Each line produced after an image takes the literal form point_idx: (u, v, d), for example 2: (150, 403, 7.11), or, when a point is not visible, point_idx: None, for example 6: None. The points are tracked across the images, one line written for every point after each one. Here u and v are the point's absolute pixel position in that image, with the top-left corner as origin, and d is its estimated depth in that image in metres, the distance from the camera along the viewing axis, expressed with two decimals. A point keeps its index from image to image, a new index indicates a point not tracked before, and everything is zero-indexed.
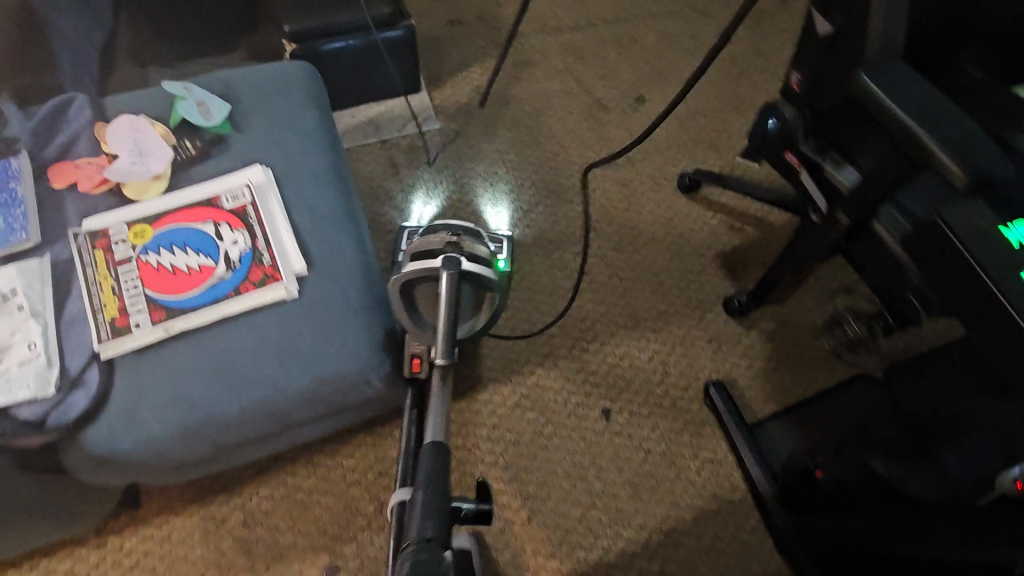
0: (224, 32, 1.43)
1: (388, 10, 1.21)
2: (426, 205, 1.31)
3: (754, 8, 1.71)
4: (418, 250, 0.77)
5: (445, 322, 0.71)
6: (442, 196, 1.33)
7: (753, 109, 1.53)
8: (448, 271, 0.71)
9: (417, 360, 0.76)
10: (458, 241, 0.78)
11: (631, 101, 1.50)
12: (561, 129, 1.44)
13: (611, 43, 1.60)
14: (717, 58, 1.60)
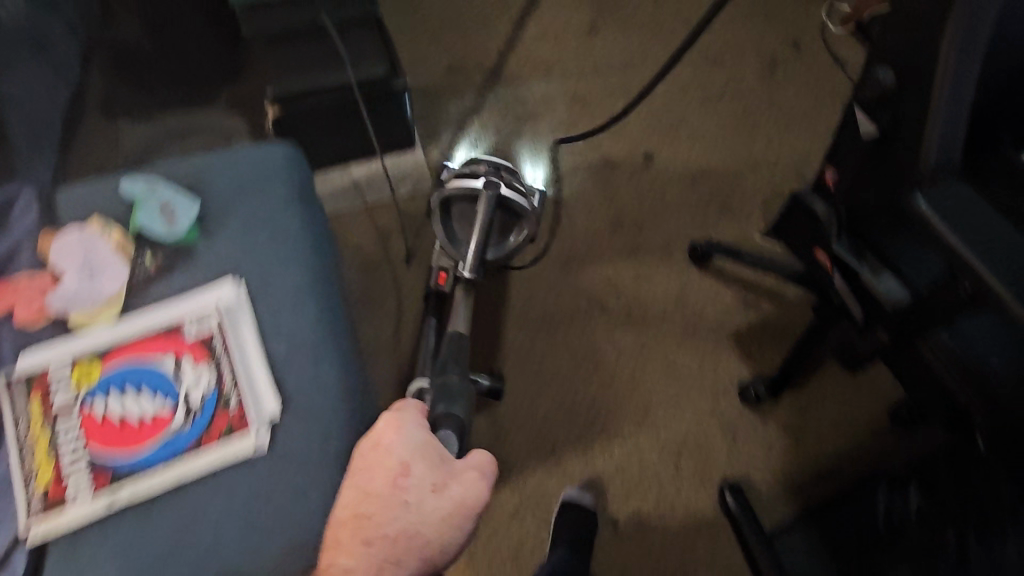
0: (205, 84, 1.33)
1: (381, 71, 1.12)
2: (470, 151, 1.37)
3: (768, 55, 1.63)
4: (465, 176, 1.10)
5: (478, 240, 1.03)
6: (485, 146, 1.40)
7: (768, 168, 1.44)
8: (487, 196, 1.04)
9: (444, 273, 1.08)
10: (498, 172, 1.11)
11: (640, 159, 1.41)
12: (565, 188, 1.35)
13: (618, 92, 1.51)
14: (728, 111, 1.52)
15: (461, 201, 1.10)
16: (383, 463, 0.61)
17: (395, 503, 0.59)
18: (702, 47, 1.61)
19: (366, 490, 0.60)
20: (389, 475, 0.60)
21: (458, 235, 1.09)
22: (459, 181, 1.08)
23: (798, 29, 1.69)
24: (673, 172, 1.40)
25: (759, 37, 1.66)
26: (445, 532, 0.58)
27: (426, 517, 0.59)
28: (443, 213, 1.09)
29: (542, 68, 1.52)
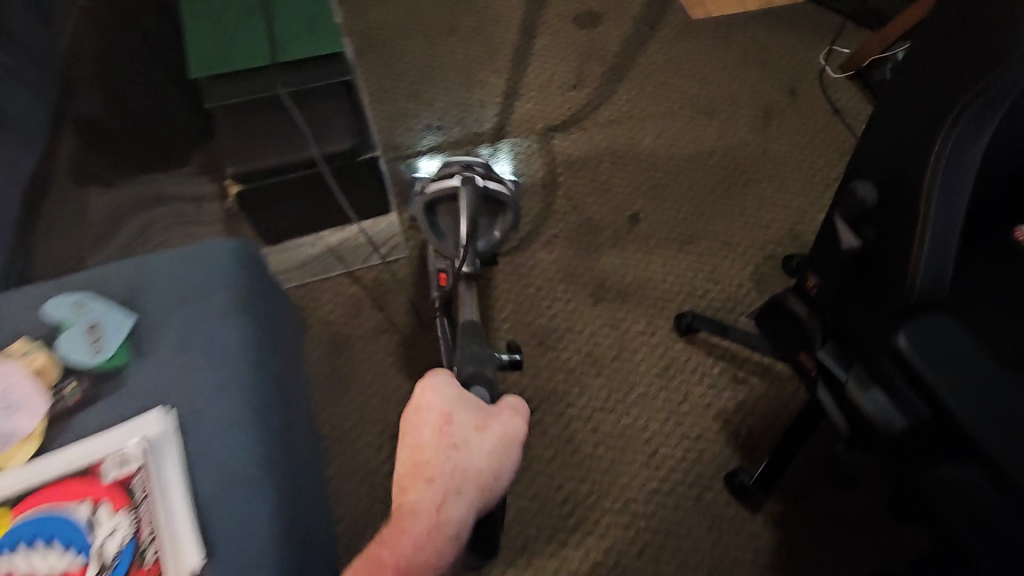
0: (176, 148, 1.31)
1: (349, 144, 1.08)
2: (434, 158, 1.40)
3: (762, 106, 1.57)
4: (440, 176, 1.06)
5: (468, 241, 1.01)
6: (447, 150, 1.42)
7: (762, 227, 1.38)
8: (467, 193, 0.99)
9: (444, 276, 1.06)
10: (472, 168, 1.07)
11: (625, 219, 1.35)
12: (545, 254, 1.29)
13: (604, 147, 1.46)
14: (720, 168, 1.45)
15: (446, 209, 1.08)
16: (428, 418, 0.67)
17: (446, 448, 0.65)
18: (692, 99, 1.55)
19: (418, 443, 0.66)
20: (435, 426, 0.66)
21: (448, 239, 1.08)
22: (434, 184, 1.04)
23: (793, 77, 1.63)
24: (659, 234, 1.34)
25: (752, 87, 1.60)
26: (496, 464, 0.65)
27: (475, 454, 0.65)
28: (430, 223, 1.07)
29: (525, 123, 1.47)
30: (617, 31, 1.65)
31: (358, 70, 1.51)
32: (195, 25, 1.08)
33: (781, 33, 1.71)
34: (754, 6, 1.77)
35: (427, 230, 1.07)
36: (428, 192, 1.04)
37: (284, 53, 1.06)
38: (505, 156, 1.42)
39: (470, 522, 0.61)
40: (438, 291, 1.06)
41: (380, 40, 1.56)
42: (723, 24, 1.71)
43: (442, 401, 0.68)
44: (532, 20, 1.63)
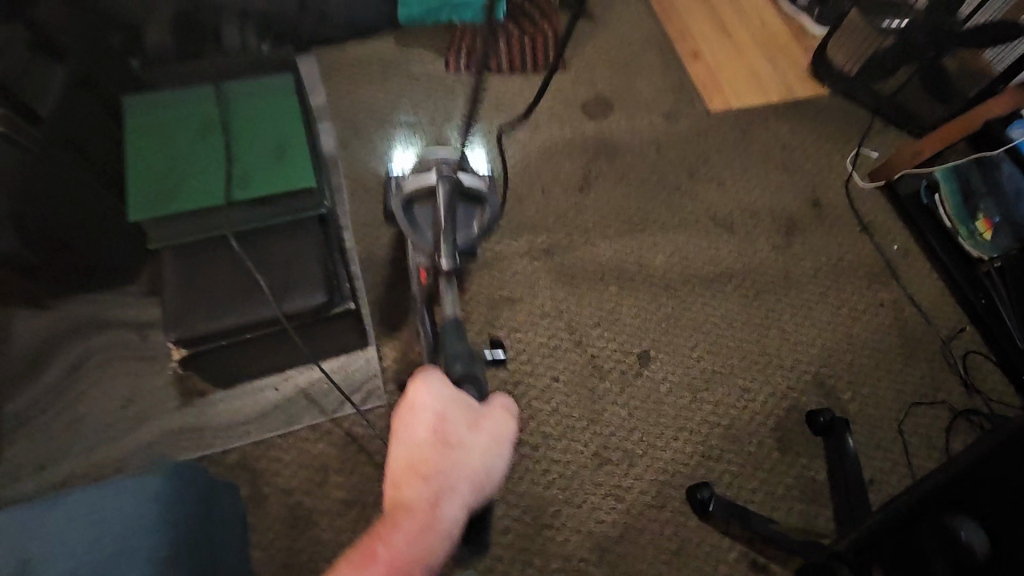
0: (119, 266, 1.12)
1: (322, 299, 0.91)
2: (406, 148, 1.35)
3: (786, 219, 1.42)
4: (417, 166, 0.94)
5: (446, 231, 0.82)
6: (420, 141, 1.38)
7: (783, 372, 1.24)
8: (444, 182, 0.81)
9: (422, 272, 0.94)
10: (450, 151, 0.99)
11: (633, 360, 1.21)
12: (544, 404, 1.15)
13: (611, 268, 1.30)
14: (741, 297, 1.31)
15: (419, 198, 0.89)
16: (422, 416, 0.60)
17: (440, 445, 0.59)
18: (710, 210, 1.40)
19: (410, 442, 0.59)
20: (428, 424, 0.60)
21: (424, 229, 0.87)
22: (415, 177, 0.90)
23: (819, 185, 1.49)
24: (671, 379, 1.20)
25: (776, 195, 1.45)
26: (490, 461, 0.60)
27: (470, 454, 0.59)
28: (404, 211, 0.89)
29: (524, 235, 1.31)
30: (629, 124, 1.49)
31: (340, 163, 1.33)
32: (135, 147, 0.91)
33: (806, 131, 1.57)
34: (777, 97, 1.62)
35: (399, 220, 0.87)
36: (402, 187, 0.88)
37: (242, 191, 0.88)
38: (478, 142, 1.40)
39: (462, 520, 0.56)
40: (420, 289, 0.95)
41: (364, 126, 1.38)
42: (744, 118, 1.56)
43: (435, 396, 0.61)
44: (536, 110, 1.48)
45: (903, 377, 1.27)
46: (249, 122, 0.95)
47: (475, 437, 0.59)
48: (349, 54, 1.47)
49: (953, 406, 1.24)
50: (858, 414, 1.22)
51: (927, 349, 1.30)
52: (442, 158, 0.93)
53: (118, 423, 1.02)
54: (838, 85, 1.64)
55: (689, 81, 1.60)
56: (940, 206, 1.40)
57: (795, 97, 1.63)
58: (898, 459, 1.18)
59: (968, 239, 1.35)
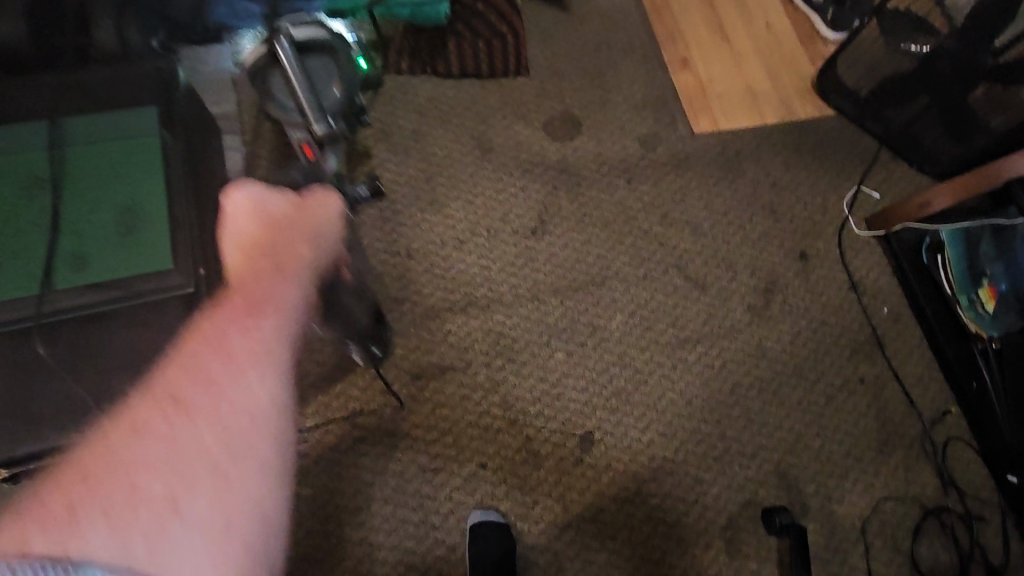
0: None
1: None
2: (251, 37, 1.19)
3: (766, 271, 1.25)
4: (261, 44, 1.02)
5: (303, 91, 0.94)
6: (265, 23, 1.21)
7: (743, 459, 1.10)
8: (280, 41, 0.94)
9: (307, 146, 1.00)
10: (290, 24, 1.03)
11: (574, 444, 1.06)
12: (468, 495, 1.00)
13: (560, 330, 1.13)
14: (704, 366, 1.16)
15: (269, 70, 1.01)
16: (240, 214, 0.57)
17: (272, 228, 0.58)
18: (681, 259, 1.23)
19: (242, 238, 0.56)
20: (255, 216, 0.58)
21: (286, 104, 1.01)
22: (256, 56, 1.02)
23: (808, 233, 1.30)
24: (616, 467, 1.06)
25: (759, 242, 1.27)
26: (327, 226, 0.62)
27: (309, 221, 0.61)
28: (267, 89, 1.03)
29: (461, 287, 1.13)
30: (598, 148, 1.28)
31: None
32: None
33: (801, 164, 1.37)
34: (774, 120, 1.40)
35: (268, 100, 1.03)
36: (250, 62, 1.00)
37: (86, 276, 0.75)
38: None
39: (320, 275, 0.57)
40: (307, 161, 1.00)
41: (278, 142, 1.16)
42: (732, 146, 1.35)
43: (246, 194, 0.58)
44: (488, 127, 1.25)
45: (875, 467, 1.14)
46: (97, 184, 0.80)
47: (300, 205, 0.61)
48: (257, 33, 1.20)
49: (926, 502, 1.13)
50: (820, 510, 1.10)
51: (905, 434, 1.17)
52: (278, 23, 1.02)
53: None
54: (847, 105, 1.40)
55: (674, 95, 1.37)
56: (941, 269, 1.23)
57: (794, 119, 1.41)
58: (857, 563, 1.08)
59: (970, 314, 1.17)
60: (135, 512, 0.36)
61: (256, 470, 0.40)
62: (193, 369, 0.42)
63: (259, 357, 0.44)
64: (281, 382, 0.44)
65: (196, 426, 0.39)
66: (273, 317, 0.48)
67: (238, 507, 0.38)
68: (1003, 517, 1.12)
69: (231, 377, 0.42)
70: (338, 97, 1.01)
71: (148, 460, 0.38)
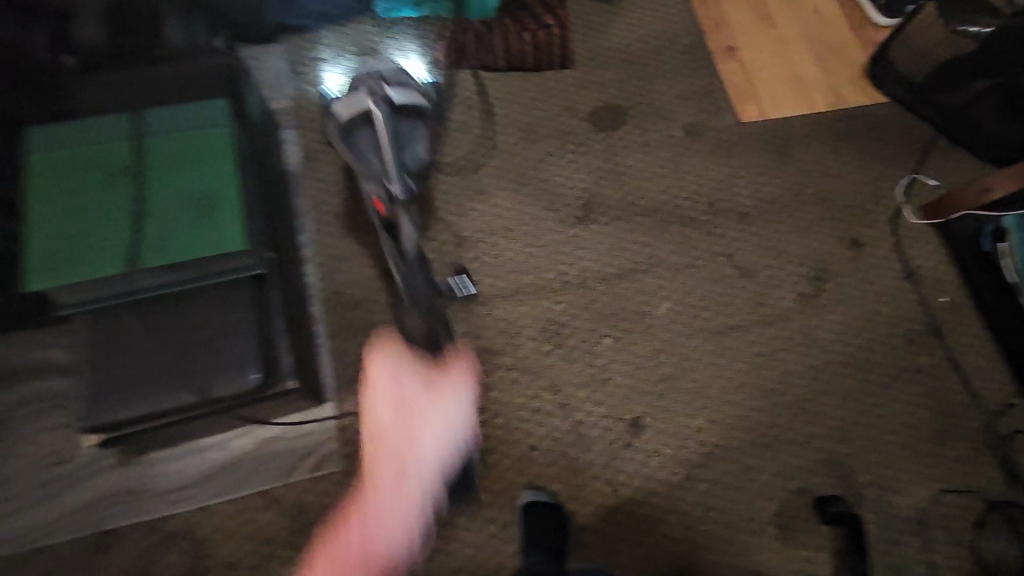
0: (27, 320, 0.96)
1: (256, 379, 0.81)
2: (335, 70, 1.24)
3: (817, 259, 1.23)
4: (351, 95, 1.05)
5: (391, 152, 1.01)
6: (350, 58, 1.27)
7: (794, 448, 1.09)
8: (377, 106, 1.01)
9: (379, 201, 1.02)
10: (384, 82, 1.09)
11: (622, 428, 1.07)
12: (518, 477, 1.03)
13: (607, 317, 1.14)
14: (754, 354, 1.15)
15: (355, 123, 1.04)
16: (385, 378, 1.02)
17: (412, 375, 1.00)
18: (728, 248, 1.22)
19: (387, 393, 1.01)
20: (391, 392, 1.00)
21: (366, 156, 1.02)
22: (343, 108, 1.04)
23: (860, 221, 1.28)
24: (665, 453, 1.06)
25: (808, 230, 1.26)
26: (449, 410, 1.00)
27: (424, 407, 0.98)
28: (346, 143, 1.04)
29: (509, 274, 1.15)
30: (643, 138, 1.29)
31: (304, 185, 1.17)
32: (49, 193, 0.80)
33: (852, 150, 1.34)
34: (823, 107, 1.38)
35: (347, 155, 1.04)
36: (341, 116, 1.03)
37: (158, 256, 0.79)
38: (410, 47, 1.28)
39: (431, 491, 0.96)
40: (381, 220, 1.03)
41: (333, 135, 1.21)
42: (780, 134, 1.34)
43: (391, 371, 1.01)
44: (534, 118, 1.28)
45: (934, 459, 1.11)
46: (165, 169, 0.83)
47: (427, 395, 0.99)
48: (341, 66, 1.26)
49: (988, 497, 1.09)
50: (875, 501, 1.07)
51: (966, 427, 1.14)
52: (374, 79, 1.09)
53: (47, 484, 0.93)
54: (900, 92, 1.37)
55: (720, 85, 1.36)
56: (1004, 257, 1.20)
57: (843, 107, 1.38)
58: (915, 556, 1.05)
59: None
60: (339, 551, 0.90)
61: (392, 535, 0.91)
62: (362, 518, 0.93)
63: (416, 481, 0.95)
64: (412, 511, 0.94)
65: (358, 538, 0.91)
66: (401, 518, 0.93)
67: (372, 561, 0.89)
68: None
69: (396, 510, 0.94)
70: (423, 157, 1.08)
71: (345, 541, 0.91)
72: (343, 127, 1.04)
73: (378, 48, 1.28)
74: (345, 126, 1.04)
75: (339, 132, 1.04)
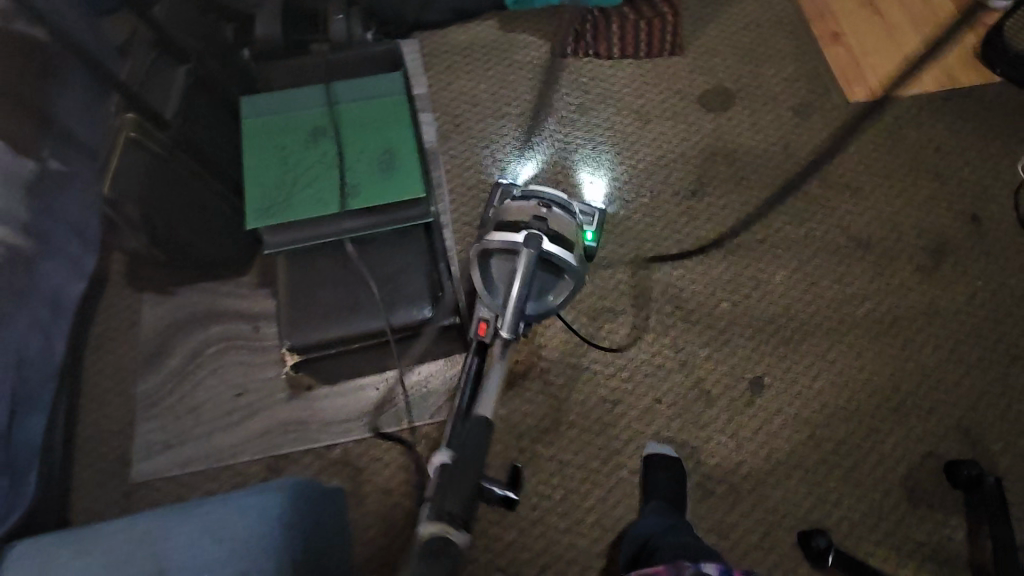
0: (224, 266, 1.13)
1: (428, 313, 0.91)
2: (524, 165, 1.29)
3: (933, 233, 1.25)
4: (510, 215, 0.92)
5: (515, 304, 0.84)
6: (543, 160, 1.31)
7: (920, 413, 1.09)
8: (528, 251, 0.85)
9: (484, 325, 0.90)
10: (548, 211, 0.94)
11: (745, 387, 1.11)
12: (645, 428, 1.08)
13: (725, 284, 1.19)
14: (873, 321, 1.17)
15: (499, 253, 0.90)
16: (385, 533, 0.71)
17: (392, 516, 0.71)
18: (842, 221, 1.25)
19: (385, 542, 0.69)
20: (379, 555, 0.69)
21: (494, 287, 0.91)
22: (497, 238, 0.88)
23: (978, 199, 1.28)
24: (788, 412, 1.09)
25: (923, 206, 1.27)
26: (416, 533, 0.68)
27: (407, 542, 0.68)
28: (481, 267, 0.91)
29: (629, 243, 1.22)
30: (753, 118, 1.34)
31: (440, 161, 1.29)
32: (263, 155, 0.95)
33: (967, 129, 1.35)
34: (934, 87, 1.39)
35: (477, 277, 0.90)
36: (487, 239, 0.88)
37: (352, 198, 0.91)
38: (601, 174, 1.29)
39: None
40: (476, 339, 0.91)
41: (464, 119, 1.34)
42: (890, 114, 1.36)
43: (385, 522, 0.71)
44: (647, 101, 1.36)
45: None
46: (352, 128, 0.97)
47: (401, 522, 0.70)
48: (532, 162, 1.31)
49: None
50: (1011, 468, 1.06)
51: None
52: (539, 208, 0.93)
53: (229, 411, 1.06)
54: (1013, 73, 1.37)
55: (827, 68, 1.41)
56: None
57: (956, 87, 1.39)
58: None
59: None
60: None
61: None
62: None
63: None
64: None
65: None
66: None
67: None
68: None
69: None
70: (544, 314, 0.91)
71: None
72: (484, 251, 0.89)
73: (569, 167, 1.30)
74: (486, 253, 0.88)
75: (479, 254, 0.90)
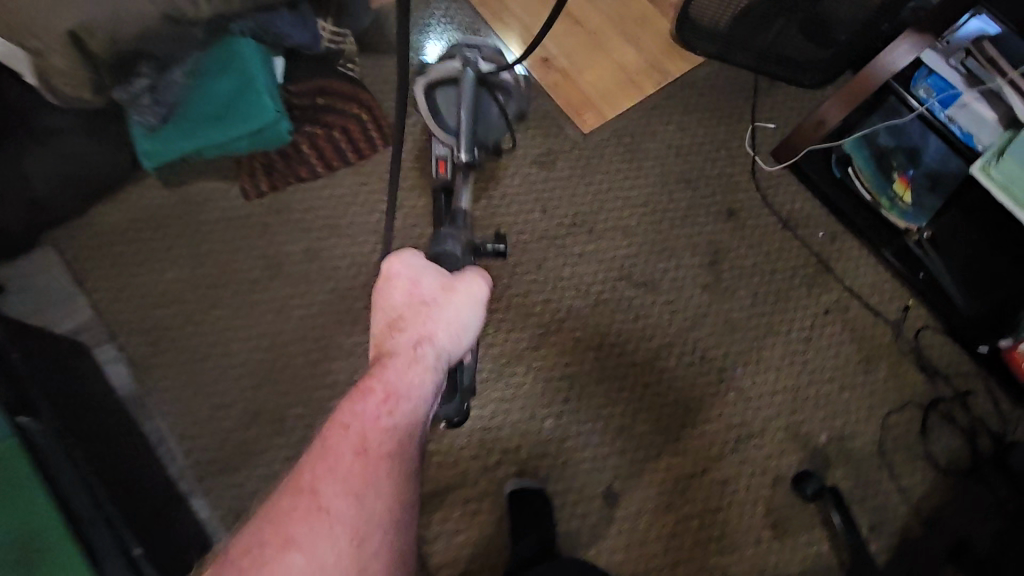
0: None
1: None
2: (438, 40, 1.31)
3: (705, 242, 1.24)
4: (440, 60, 1.09)
5: (467, 117, 0.98)
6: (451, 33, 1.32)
7: (756, 441, 1.11)
8: (471, 68, 1.01)
9: (442, 162, 0.99)
10: (472, 53, 1.10)
11: (600, 505, 1.04)
12: None
13: (541, 397, 1.09)
14: (684, 368, 1.14)
15: (441, 85, 1.07)
16: (443, 279, 0.67)
17: (445, 284, 0.66)
18: (624, 268, 1.19)
19: (439, 277, 0.67)
20: (435, 277, 0.67)
21: (444, 121, 1.05)
22: (438, 66, 1.06)
23: (729, 190, 1.29)
24: (646, 508, 1.05)
25: (688, 218, 1.25)
26: (467, 279, 0.67)
27: (456, 286, 0.67)
28: (430, 102, 1.07)
29: None
30: (501, 191, 1.22)
31: (149, 406, 1.00)
32: None
33: (695, 122, 1.34)
34: (651, 87, 1.35)
35: (427, 109, 1.05)
36: (430, 76, 1.06)
37: None
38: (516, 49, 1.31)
39: (407, 316, 0.64)
40: (439, 177, 0.99)
41: (163, 334, 1.03)
42: (625, 131, 1.30)
43: (463, 277, 0.68)
44: (381, 214, 1.12)
45: (869, 389, 1.17)
46: None
47: (448, 281, 0.66)
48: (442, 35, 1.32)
49: (922, 401, 1.17)
50: (839, 454, 1.13)
51: (883, 346, 1.21)
52: (460, 51, 1.09)
53: None
54: (709, 47, 1.35)
55: (550, 102, 1.30)
56: (855, 179, 1.24)
57: (669, 80, 1.36)
58: (888, 488, 1.12)
59: (1007, 174, 0.98)
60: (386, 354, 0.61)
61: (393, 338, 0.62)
62: (379, 314, 0.66)
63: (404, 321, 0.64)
64: (398, 303, 0.65)
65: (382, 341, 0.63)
66: (394, 297, 0.66)
67: (391, 377, 0.59)
68: (990, 383, 1.18)
69: (301, 552, 0.49)
70: (494, 139, 1.12)
71: (379, 320, 0.66)
72: (429, 84, 1.07)
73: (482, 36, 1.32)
74: (431, 83, 1.06)
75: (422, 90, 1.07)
